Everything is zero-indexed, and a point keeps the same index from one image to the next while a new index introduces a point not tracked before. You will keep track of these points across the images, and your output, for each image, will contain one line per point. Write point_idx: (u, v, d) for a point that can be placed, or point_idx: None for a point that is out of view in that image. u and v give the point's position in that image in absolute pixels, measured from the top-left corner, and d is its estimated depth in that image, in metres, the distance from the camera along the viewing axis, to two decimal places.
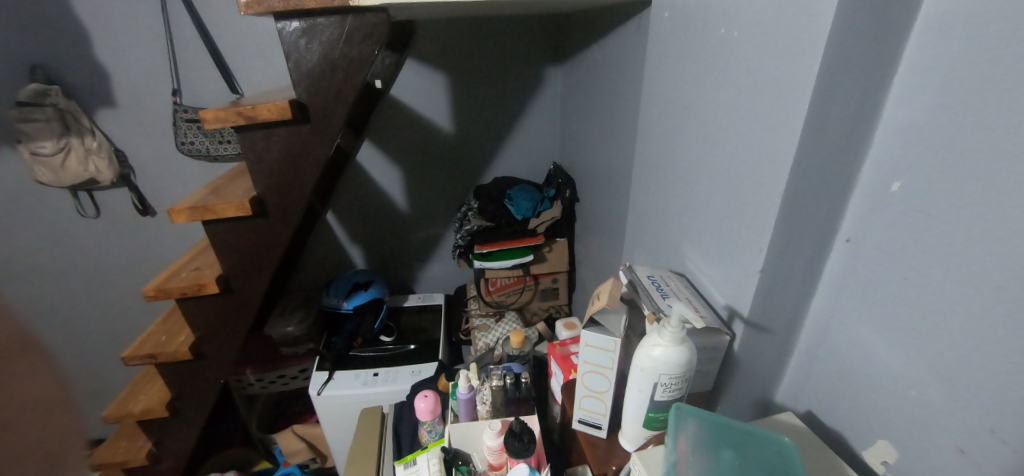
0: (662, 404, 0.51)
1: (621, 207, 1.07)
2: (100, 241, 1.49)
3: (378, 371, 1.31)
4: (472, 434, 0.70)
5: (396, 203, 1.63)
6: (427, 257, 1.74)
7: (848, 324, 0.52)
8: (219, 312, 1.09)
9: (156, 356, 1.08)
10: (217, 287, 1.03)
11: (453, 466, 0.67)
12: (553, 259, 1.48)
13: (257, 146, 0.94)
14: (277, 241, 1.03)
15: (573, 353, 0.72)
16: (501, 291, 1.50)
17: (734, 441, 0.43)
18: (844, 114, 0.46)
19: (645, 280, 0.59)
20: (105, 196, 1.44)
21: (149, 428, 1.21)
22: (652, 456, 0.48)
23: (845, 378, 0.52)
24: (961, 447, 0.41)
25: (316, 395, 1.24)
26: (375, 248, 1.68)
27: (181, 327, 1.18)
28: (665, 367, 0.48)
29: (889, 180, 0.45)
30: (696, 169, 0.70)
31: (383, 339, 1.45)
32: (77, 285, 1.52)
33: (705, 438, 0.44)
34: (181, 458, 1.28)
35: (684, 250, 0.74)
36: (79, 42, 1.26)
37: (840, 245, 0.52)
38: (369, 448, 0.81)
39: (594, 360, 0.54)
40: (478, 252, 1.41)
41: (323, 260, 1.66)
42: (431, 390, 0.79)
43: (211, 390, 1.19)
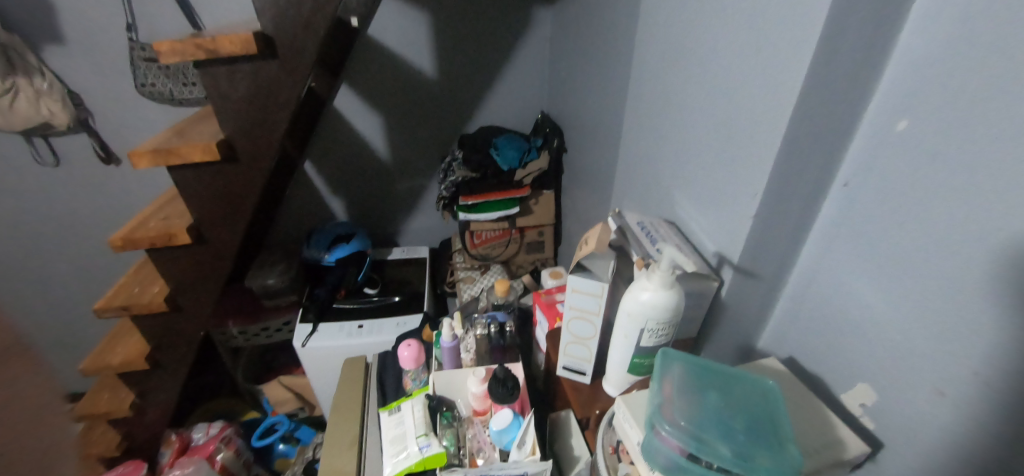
0: (647, 350, 0.50)
1: (610, 158, 1.04)
2: (62, 191, 1.40)
3: (363, 323, 1.31)
4: (456, 381, 0.71)
5: (378, 153, 1.56)
6: (412, 210, 1.70)
7: (839, 272, 0.51)
8: (195, 263, 1.05)
9: (130, 308, 1.04)
10: (187, 237, 0.98)
11: (437, 412, 0.68)
12: (539, 212, 1.47)
13: (222, 85, 0.86)
14: (249, 188, 0.98)
15: (558, 301, 0.71)
16: (486, 244, 1.49)
17: (715, 384, 0.42)
18: (859, 43, 0.42)
19: (634, 226, 0.57)
20: (63, 143, 1.34)
21: (131, 380, 1.19)
22: (636, 398, 0.46)
23: (831, 324, 0.52)
24: (942, 389, 0.41)
25: (301, 346, 1.24)
26: (357, 201, 1.63)
27: (155, 277, 1.13)
28: (652, 312, 0.47)
29: (897, 119, 0.43)
30: (691, 112, 0.67)
31: (368, 291, 1.43)
32: (42, 237, 1.44)
33: (688, 382, 0.42)
34: (166, 409, 1.28)
35: (674, 197, 0.72)
36: None
37: (836, 191, 0.50)
38: (354, 395, 0.81)
39: (580, 306, 0.53)
40: (463, 203, 1.38)
41: (304, 212, 1.61)
42: (414, 339, 0.77)
43: (192, 342, 1.17)
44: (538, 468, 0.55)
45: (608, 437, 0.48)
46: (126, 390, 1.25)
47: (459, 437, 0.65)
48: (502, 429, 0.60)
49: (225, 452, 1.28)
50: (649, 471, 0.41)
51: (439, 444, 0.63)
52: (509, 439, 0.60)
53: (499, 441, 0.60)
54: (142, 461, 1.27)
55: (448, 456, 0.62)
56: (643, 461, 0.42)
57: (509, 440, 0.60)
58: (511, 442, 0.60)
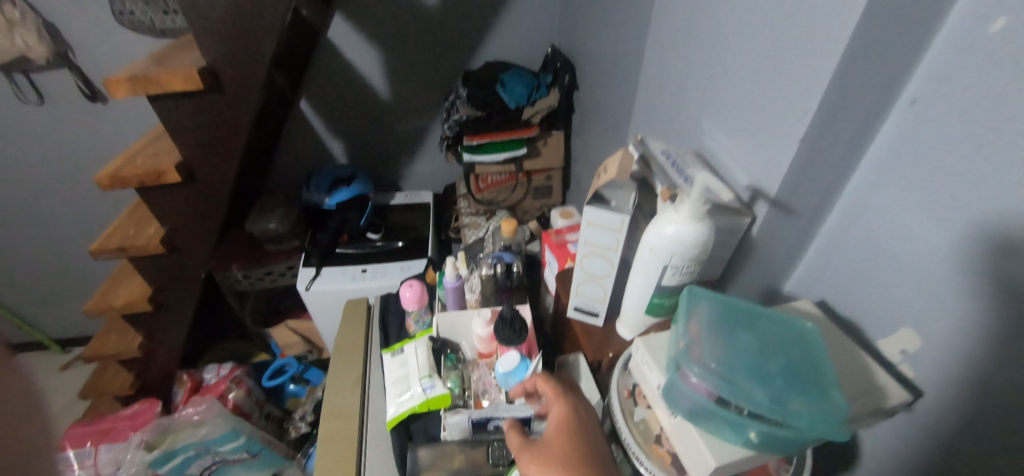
0: (668, 289, 0.46)
1: (626, 91, 0.95)
2: (48, 131, 1.33)
3: (366, 268, 1.29)
4: (460, 323, 0.68)
5: (377, 91, 1.47)
6: (414, 153, 1.62)
7: (888, 209, 0.43)
8: (188, 201, 1.01)
9: (126, 249, 1.01)
10: (178, 175, 0.93)
11: (442, 354, 0.66)
12: (547, 155, 1.40)
13: (198, 3, 0.76)
14: (238, 121, 0.92)
15: (569, 241, 0.66)
16: (491, 189, 1.43)
17: (741, 324, 0.38)
18: None
19: (660, 155, 0.51)
20: (45, 79, 1.25)
21: (138, 322, 1.19)
22: (656, 339, 0.42)
23: (870, 267, 0.46)
24: (1004, 341, 0.34)
25: (305, 290, 1.22)
26: (357, 143, 1.56)
27: (149, 219, 1.09)
28: (678, 247, 0.42)
29: (993, 15, 0.33)
30: (727, 25, 0.58)
31: (371, 236, 1.40)
32: (34, 181, 1.39)
33: (713, 322, 0.38)
34: (176, 350, 1.30)
35: (702, 126, 0.65)
36: None
37: (900, 110, 0.42)
38: (356, 335, 0.79)
39: (596, 242, 0.48)
40: (467, 144, 1.31)
41: (303, 155, 1.54)
42: (417, 280, 0.74)
43: (196, 284, 1.16)
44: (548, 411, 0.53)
45: (623, 380, 0.45)
46: (133, 332, 1.26)
47: (463, 379, 0.64)
48: (508, 370, 0.57)
49: (236, 391, 1.31)
50: (668, 415, 0.38)
51: (444, 386, 0.62)
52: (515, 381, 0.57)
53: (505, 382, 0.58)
54: (158, 399, 1.32)
55: (453, 397, 0.62)
56: (662, 405, 0.39)
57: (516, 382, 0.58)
58: (517, 385, 0.57)
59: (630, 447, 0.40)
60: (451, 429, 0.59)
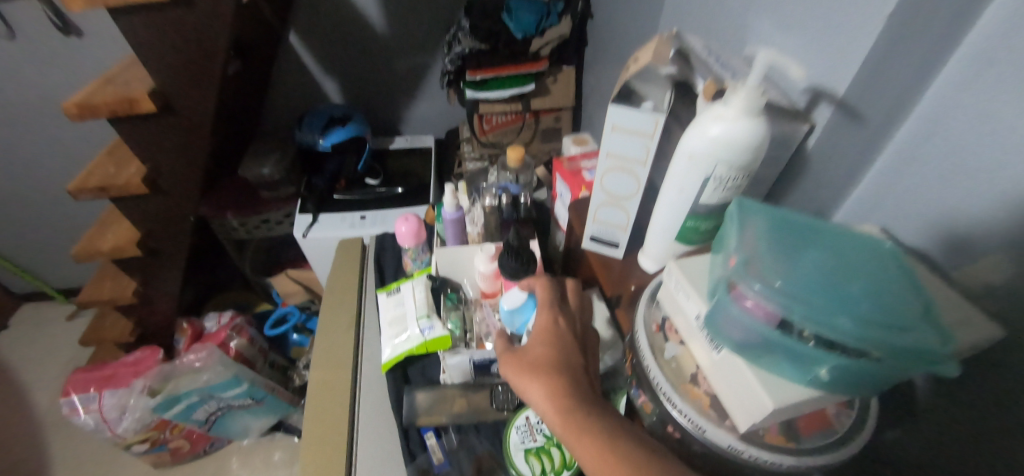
0: (707, 209, 0.38)
1: (650, 8, 0.84)
2: (21, 68, 1.22)
3: (365, 215, 1.22)
4: (462, 260, 0.61)
5: (372, 22, 1.34)
6: (413, 94, 1.51)
7: (984, 117, 0.31)
8: (166, 136, 0.93)
9: (108, 190, 0.95)
10: (153, 105, 0.84)
11: (441, 293, 0.61)
12: (557, 92, 1.29)
13: None
14: (213, 42, 0.82)
15: (584, 169, 0.59)
16: (496, 131, 1.35)
17: (799, 235, 0.31)
18: None
19: (700, 50, 0.41)
20: (12, 8, 1.14)
21: (130, 269, 1.15)
22: (693, 263, 0.35)
23: (947, 196, 0.34)
24: None
25: (302, 237, 1.16)
26: (353, 82, 1.45)
27: (130, 158, 1.02)
28: (725, 152, 0.34)
29: None
30: None
31: (369, 181, 1.33)
32: (14, 124, 1.30)
33: (765, 236, 0.30)
34: (173, 298, 1.26)
35: (746, 30, 0.54)
36: None
37: None
38: (350, 276, 0.73)
39: (619, 152, 0.39)
40: (469, 79, 1.20)
41: (295, 95, 1.44)
42: (413, 214, 0.67)
43: (185, 227, 1.11)
44: None
45: (651, 313, 0.39)
46: (127, 279, 1.22)
47: (465, 320, 0.59)
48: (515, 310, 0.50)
49: (238, 339, 1.29)
50: (711, 351, 0.32)
51: (444, 327, 0.57)
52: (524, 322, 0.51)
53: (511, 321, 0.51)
54: (159, 346, 1.30)
55: (454, 339, 0.57)
56: (701, 338, 0.33)
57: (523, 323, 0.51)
58: (524, 325, 0.51)
59: (660, 387, 0.34)
60: (451, 372, 0.55)
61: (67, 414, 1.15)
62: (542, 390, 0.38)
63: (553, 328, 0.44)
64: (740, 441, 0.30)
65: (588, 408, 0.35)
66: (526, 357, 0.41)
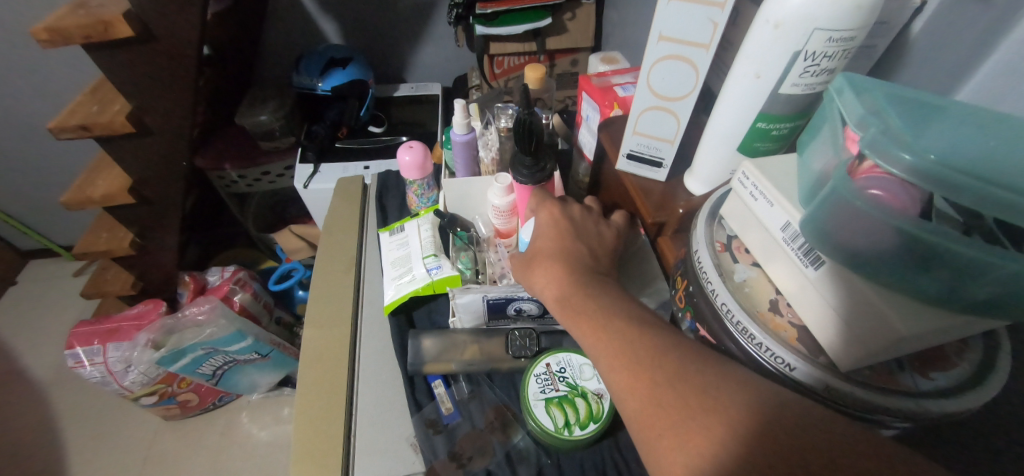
0: (784, 103, 0.30)
1: None
2: None
3: (369, 165, 1.15)
4: (473, 194, 0.54)
5: None
6: (418, 36, 1.39)
7: None
8: (150, 68, 0.85)
9: (91, 128, 0.87)
10: (130, 29, 0.76)
11: (450, 232, 0.54)
12: (575, 31, 1.18)
13: None
14: None
15: (615, 86, 0.50)
16: (508, 75, 1.26)
17: (940, 114, 0.24)
18: None
19: None
20: None
21: (126, 219, 1.09)
22: (779, 164, 0.31)
23: None
24: None
25: (302, 188, 1.10)
26: (352, 22, 1.34)
27: (115, 96, 0.94)
28: (827, 11, 0.25)
29: None
30: None
31: (373, 130, 1.25)
32: None
33: (899, 105, 0.24)
34: (173, 251, 1.22)
35: None
36: None
37: None
38: (350, 216, 0.66)
39: (678, 31, 0.32)
40: (479, 14, 1.09)
41: (292, 37, 1.34)
42: (418, 141, 0.58)
43: (178, 173, 1.05)
44: None
45: (713, 233, 0.36)
46: (124, 230, 1.17)
47: (476, 261, 0.53)
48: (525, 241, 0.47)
49: (241, 294, 1.25)
50: (804, 269, 0.29)
51: (453, 267, 0.51)
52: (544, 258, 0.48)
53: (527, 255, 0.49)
54: (162, 300, 1.27)
55: (464, 280, 0.51)
56: (785, 256, 0.30)
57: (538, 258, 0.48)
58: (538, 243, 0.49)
59: (731, 315, 0.32)
60: (462, 315, 0.49)
61: (73, 366, 1.14)
62: (548, 280, 0.40)
63: (556, 221, 0.45)
64: (840, 376, 0.28)
65: (586, 290, 0.37)
66: (532, 253, 0.43)
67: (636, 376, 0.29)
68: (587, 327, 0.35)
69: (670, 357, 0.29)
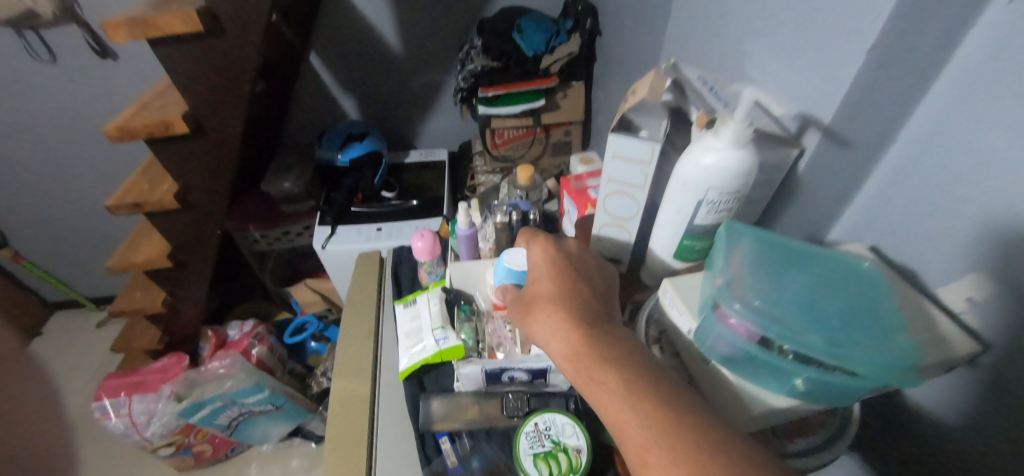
0: (703, 229, 0.42)
1: (653, 29, 0.87)
2: (65, 91, 1.31)
3: (381, 227, 1.27)
4: (474, 274, 0.66)
5: (389, 43, 1.40)
6: (427, 110, 1.56)
7: (970, 134, 0.34)
8: (196, 157, 0.99)
9: (143, 206, 1.01)
10: (185, 128, 0.90)
11: (455, 305, 0.65)
12: (567, 107, 1.33)
13: None
14: (242, 66, 0.88)
15: (590, 188, 0.62)
16: (507, 145, 1.39)
17: (778, 265, 0.37)
18: None
19: (695, 79, 0.44)
20: (55, 36, 1.22)
21: (160, 280, 1.21)
22: (687, 283, 0.43)
23: (944, 202, 0.37)
24: None
25: (320, 249, 1.21)
26: (369, 99, 1.51)
27: (163, 176, 1.08)
28: (718, 178, 0.37)
29: None
30: None
31: (384, 195, 1.37)
32: (56, 141, 1.39)
33: (751, 261, 0.37)
34: (199, 308, 1.32)
35: (737, 55, 0.56)
36: None
37: (994, 10, 0.32)
38: (368, 289, 0.77)
39: (621, 177, 0.46)
40: (482, 96, 1.26)
41: (315, 112, 1.51)
42: (428, 230, 0.72)
43: (211, 241, 1.16)
44: None
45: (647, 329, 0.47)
46: (157, 290, 1.28)
47: (477, 332, 0.62)
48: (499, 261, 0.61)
49: (258, 347, 1.34)
50: None
51: (457, 338, 0.60)
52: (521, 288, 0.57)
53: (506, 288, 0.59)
54: (184, 353, 1.36)
55: (466, 349, 0.60)
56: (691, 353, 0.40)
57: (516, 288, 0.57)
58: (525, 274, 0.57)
59: None
60: (465, 381, 0.58)
61: (100, 418, 1.21)
62: (554, 328, 0.44)
63: (560, 278, 0.48)
64: None
65: (599, 354, 0.40)
66: (539, 306, 0.46)
67: (655, 433, 0.33)
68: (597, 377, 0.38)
69: (686, 418, 0.33)
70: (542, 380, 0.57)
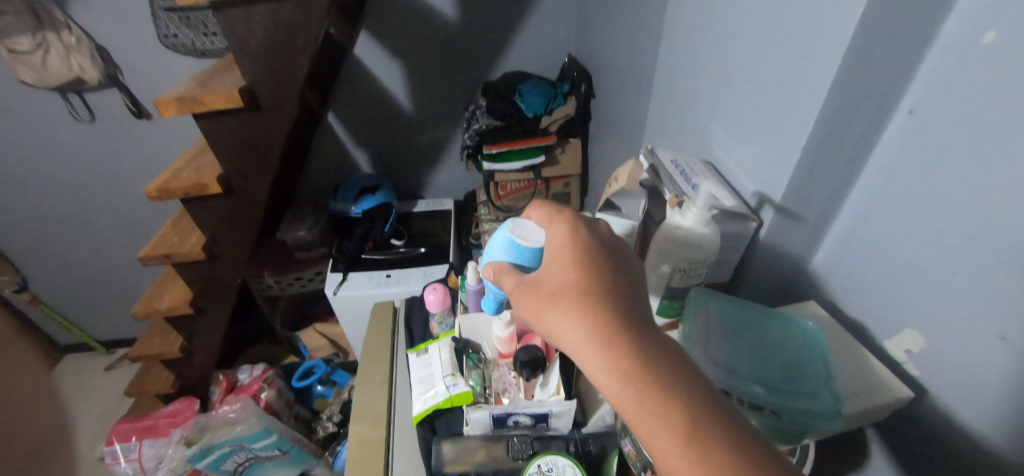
0: (677, 290, 0.55)
1: (639, 101, 0.98)
2: (101, 147, 1.42)
3: (390, 273, 1.34)
4: (482, 324, 0.72)
5: (402, 104, 1.54)
6: (434, 162, 1.68)
7: (893, 209, 0.45)
8: (224, 213, 1.07)
9: (171, 256, 1.08)
10: (219, 188, 1.00)
11: (464, 354, 0.70)
12: (565, 162, 1.45)
13: (239, 28, 0.82)
14: (275, 135, 0.98)
15: None
16: (510, 196, 1.49)
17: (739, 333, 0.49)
18: None
19: (669, 164, 0.59)
20: (97, 98, 1.34)
21: (179, 325, 1.27)
22: None
23: (879, 264, 0.46)
24: (1001, 333, 0.36)
25: (332, 295, 1.27)
26: (381, 153, 1.63)
27: (192, 228, 1.18)
28: (685, 247, 0.51)
29: (983, 29, 0.35)
30: (729, 43, 0.61)
31: (394, 243, 1.45)
32: (86, 192, 1.49)
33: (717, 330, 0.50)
34: (213, 352, 1.37)
35: (712, 135, 0.67)
36: None
37: (899, 117, 0.43)
38: (382, 339, 0.85)
39: None
40: (486, 153, 1.38)
41: (330, 166, 1.62)
42: (440, 285, 0.82)
43: (229, 289, 1.23)
44: (563, 407, 0.60)
45: None
46: (175, 335, 1.34)
47: (484, 378, 0.68)
48: (499, 230, 0.54)
49: (268, 391, 1.39)
50: None
51: (466, 384, 0.66)
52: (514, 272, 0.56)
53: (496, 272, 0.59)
54: (196, 398, 1.40)
55: (475, 395, 0.66)
56: None
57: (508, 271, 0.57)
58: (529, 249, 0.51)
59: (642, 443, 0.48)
60: (474, 425, 0.63)
61: (108, 463, 1.23)
62: (580, 336, 0.36)
63: (591, 273, 0.40)
64: None
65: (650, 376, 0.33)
66: (569, 305, 0.38)
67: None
68: (647, 409, 0.32)
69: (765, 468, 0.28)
70: (545, 424, 0.62)
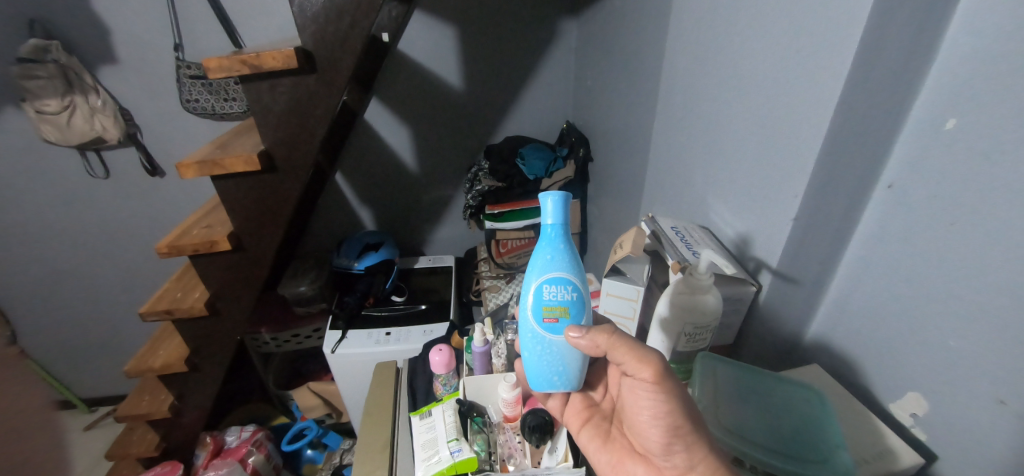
0: (684, 354, 0.58)
1: (636, 166, 1.04)
2: (110, 203, 1.46)
3: (390, 330, 1.32)
4: (487, 387, 0.72)
5: (407, 164, 1.61)
6: (437, 219, 1.74)
7: (884, 275, 0.48)
8: (232, 268, 1.08)
9: (173, 312, 1.09)
10: (229, 244, 1.01)
11: (468, 417, 0.70)
12: None
13: (264, 97, 0.89)
14: (288, 196, 1.01)
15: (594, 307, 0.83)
16: (512, 253, 1.51)
17: (756, 394, 0.51)
18: (896, 60, 0.42)
19: (669, 231, 0.64)
20: (114, 157, 1.40)
21: (172, 382, 1.24)
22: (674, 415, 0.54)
23: (876, 329, 0.49)
24: (1002, 397, 0.38)
25: (330, 352, 1.25)
26: (385, 210, 1.68)
27: (195, 285, 1.19)
28: (689, 315, 0.54)
29: (945, 116, 0.41)
30: (718, 121, 0.67)
31: (395, 299, 1.46)
32: (91, 246, 1.51)
33: (734, 391, 0.51)
34: (203, 412, 1.32)
35: (708, 202, 0.71)
36: (81, 4, 1.20)
37: (880, 191, 0.47)
38: (384, 401, 0.85)
39: (618, 310, 0.65)
40: (490, 213, 1.44)
41: (334, 222, 1.66)
42: (445, 346, 0.83)
43: (227, 347, 1.20)
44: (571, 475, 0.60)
45: None
46: (165, 394, 1.30)
47: (489, 442, 0.66)
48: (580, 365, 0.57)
49: (256, 455, 1.34)
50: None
51: (471, 449, 0.64)
52: (569, 312, 0.54)
53: (587, 290, 0.55)
54: (179, 462, 1.32)
55: (479, 461, 0.64)
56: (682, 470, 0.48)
57: (575, 307, 0.54)
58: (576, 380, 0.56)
59: None
60: None
61: None
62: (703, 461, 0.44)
63: None
64: None
65: None
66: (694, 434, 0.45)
67: None
68: None
69: None
70: None
